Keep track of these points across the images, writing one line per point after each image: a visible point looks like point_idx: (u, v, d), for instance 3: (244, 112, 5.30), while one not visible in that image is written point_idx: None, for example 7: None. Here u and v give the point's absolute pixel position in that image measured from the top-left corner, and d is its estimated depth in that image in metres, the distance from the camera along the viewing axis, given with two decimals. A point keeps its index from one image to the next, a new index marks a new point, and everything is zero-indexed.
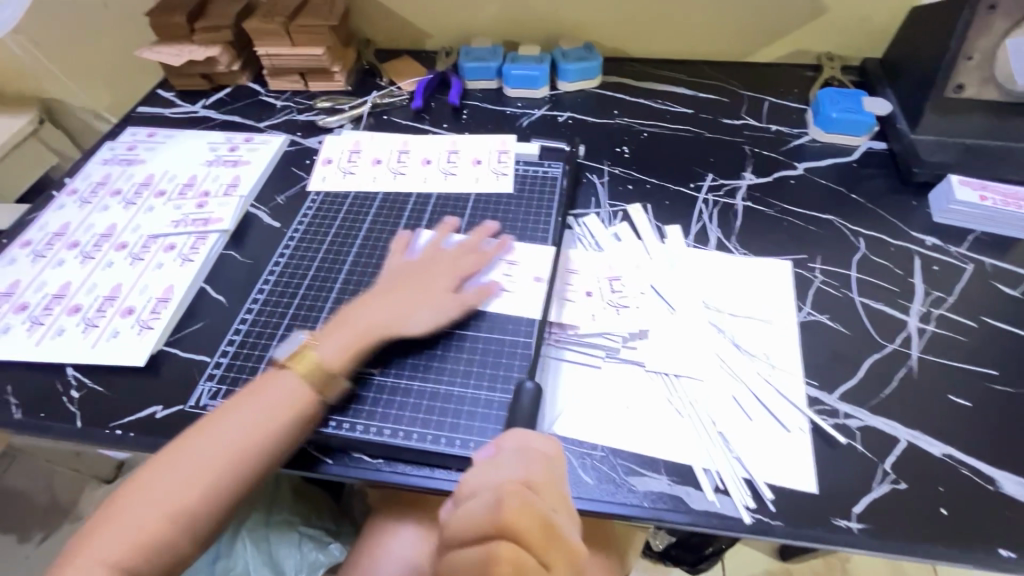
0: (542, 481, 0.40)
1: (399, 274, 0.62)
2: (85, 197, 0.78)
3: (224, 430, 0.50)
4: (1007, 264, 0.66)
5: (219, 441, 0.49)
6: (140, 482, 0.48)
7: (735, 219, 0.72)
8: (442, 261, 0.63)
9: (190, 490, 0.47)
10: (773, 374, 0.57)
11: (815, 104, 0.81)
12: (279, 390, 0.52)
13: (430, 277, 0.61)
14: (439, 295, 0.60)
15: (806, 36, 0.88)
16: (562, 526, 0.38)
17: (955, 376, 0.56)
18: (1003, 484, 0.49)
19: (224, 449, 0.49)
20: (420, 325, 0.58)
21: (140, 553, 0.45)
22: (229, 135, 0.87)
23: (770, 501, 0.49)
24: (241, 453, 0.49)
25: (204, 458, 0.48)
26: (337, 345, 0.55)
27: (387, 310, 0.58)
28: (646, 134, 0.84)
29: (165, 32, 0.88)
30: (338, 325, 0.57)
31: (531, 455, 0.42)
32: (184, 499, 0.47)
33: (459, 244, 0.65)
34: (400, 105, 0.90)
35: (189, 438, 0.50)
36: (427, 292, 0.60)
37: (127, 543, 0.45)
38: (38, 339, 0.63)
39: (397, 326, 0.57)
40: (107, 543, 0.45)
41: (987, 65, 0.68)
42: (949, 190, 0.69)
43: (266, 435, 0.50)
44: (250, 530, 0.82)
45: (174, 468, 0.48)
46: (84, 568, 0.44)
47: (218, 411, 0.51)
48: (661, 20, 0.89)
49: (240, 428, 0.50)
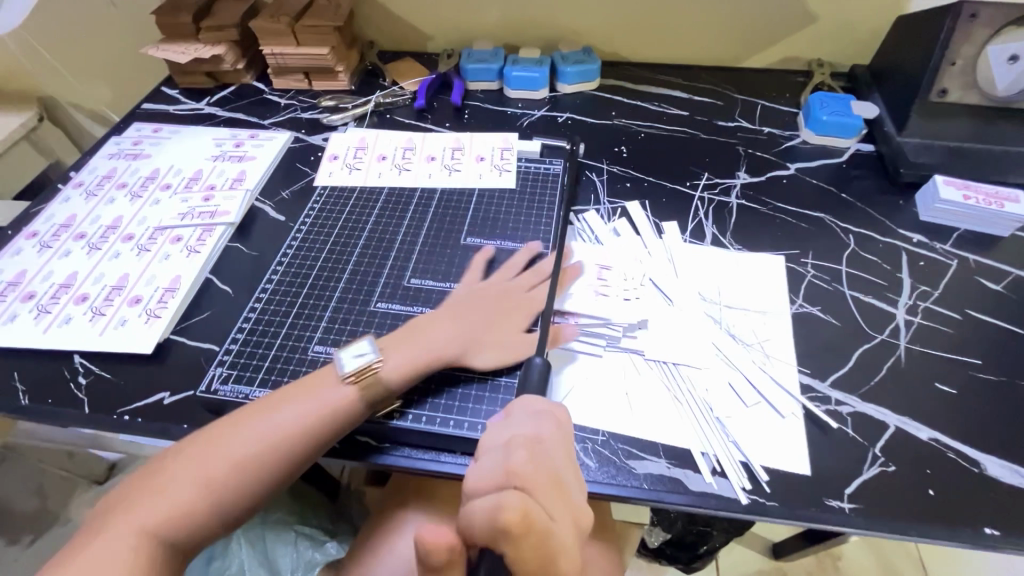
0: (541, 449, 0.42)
1: (472, 300, 0.62)
2: (91, 190, 0.79)
3: (284, 416, 0.51)
4: (989, 260, 0.68)
5: (261, 429, 0.50)
6: (187, 456, 0.49)
7: (730, 216, 0.74)
8: (517, 296, 0.63)
9: (236, 475, 0.48)
10: (768, 362, 0.59)
11: (806, 108, 0.84)
12: (328, 395, 0.53)
13: (506, 315, 0.61)
14: (512, 334, 0.59)
15: (797, 43, 0.91)
16: (569, 484, 0.40)
17: (941, 366, 0.59)
18: (987, 466, 0.52)
19: (273, 441, 0.49)
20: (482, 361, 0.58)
21: (177, 526, 0.46)
22: (235, 131, 0.88)
23: (766, 483, 0.51)
24: (295, 440, 0.50)
25: (253, 447, 0.49)
26: (399, 362, 0.55)
27: (455, 336, 0.58)
28: (644, 134, 0.86)
29: (171, 30, 0.90)
30: (401, 343, 0.56)
31: (546, 416, 0.44)
32: (229, 482, 0.48)
33: (535, 276, 0.65)
34: (402, 104, 0.92)
35: (241, 423, 0.50)
36: (501, 331, 0.60)
37: (166, 517, 0.45)
38: (45, 327, 0.64)
39: (462, 355, 0.57)
40: (146, 514, 0.45)
41: (970, 70, 0.71)
42: (934, 190, 0.71)
43: (322, 426, 0.51)
44: (245, 533, 0.84)
45: (225, 448, 0.49)
46: (120, 534, 0.44)
47: (267, 402, 0.52)
48: (658, 25, 0.92)
49: (293, 424, 0.51)
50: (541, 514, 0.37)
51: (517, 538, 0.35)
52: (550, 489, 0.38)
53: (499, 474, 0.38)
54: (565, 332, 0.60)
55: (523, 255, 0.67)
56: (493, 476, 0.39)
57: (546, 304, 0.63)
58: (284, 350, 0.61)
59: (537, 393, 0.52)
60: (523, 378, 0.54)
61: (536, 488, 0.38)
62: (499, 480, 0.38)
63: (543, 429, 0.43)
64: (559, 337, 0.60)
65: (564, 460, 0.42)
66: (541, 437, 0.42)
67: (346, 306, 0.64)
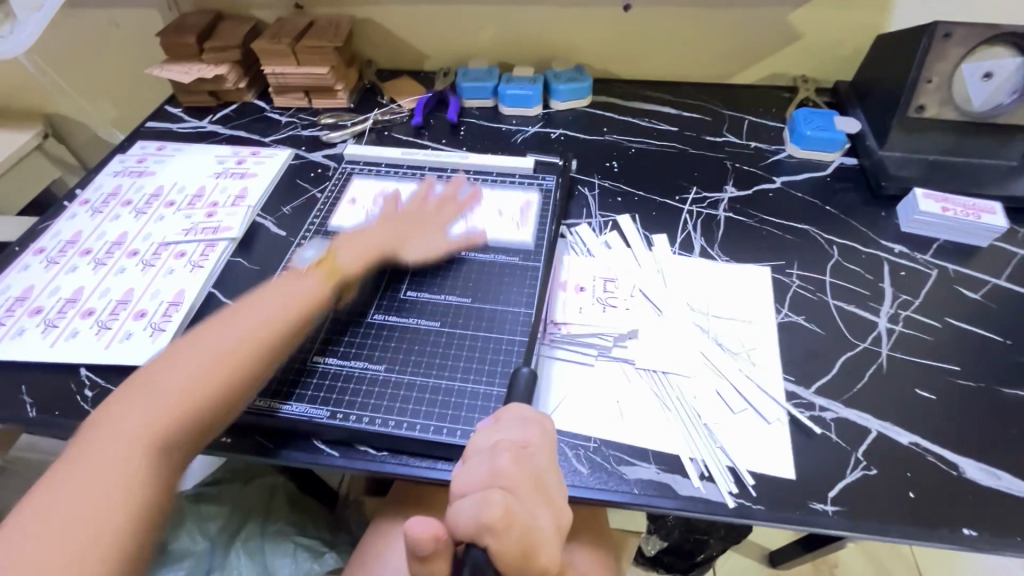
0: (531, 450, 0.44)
1: (395, 271, 0.67)
2: (97, 207, 0.81)
3: (226, 337, 0.56)
4: (968, 270, 0.71)
5: (205, 347, 0.55)
6: (105, 424, 0.49)
7: (718, 228, 0.76)
8: (433, 257, 0.69)
9: (166, 422, 0.50)
10: (754, 369, 0.61)
11: (791, 123, 0.87)
12: (227, 331, 0.56)
13: (428, 271, 0.67)
14: (439, 287, 0.65)
15: (781, 60, 0.94)
16: (552, 485, 0.42)
17: (921, 372, 0.61)
18: (965, 469, 0.53)
19: (197, 381, 0.52)
20: (413, 253, 0.70)
21: (129, 486, 0.46)
22: (237, 148, 0.90)
23: (752, 486, 0.53)
24: (239, 353, 0.55)
25: (177, 394, 0.51)
26: (337, 279, 0.65)
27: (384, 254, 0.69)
28: (634, 149, 0.89)
29: (176, 51, 0.93)
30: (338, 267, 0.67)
31: (533, 423, 0.47)
32: (159, 432, 0.49)
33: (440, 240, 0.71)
34: (400, 121, 0.95)
35: (152, 380, 0.52)
36: (428, 282, 0.66)
37: (111, 481, 0.45)
38: (53, 340, 0.65)
39: (393, 255, 0.69)
40: (104, 449, 0.47)
41: (945, 87, 0.75)
42: (914, 202, 0.74)
43: (263, 334, 0.57)
44: (244, 543, 0.84)
45: (147, 404, 0.50)
46: (72, 506, 0.43)
47: (173, 351, 0.54)
48: (647, 44, 0.95)
49: (204, 361, 0.54)
50: (525, 513, 0.38)
51: (500, 532, 0.36)
52: (534, 490, 0.40)
53: (485, 474, 0.40)
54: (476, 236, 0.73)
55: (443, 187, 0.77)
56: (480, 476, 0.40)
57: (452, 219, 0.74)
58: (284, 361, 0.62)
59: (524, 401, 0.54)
60: (510, 389, 0.56)
61: (520, 489, 0.40)
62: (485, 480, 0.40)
63: (531, 435, 0.45)
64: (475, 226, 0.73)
65: (549, 464, 0.44)
66: (529, 443, 0.44)
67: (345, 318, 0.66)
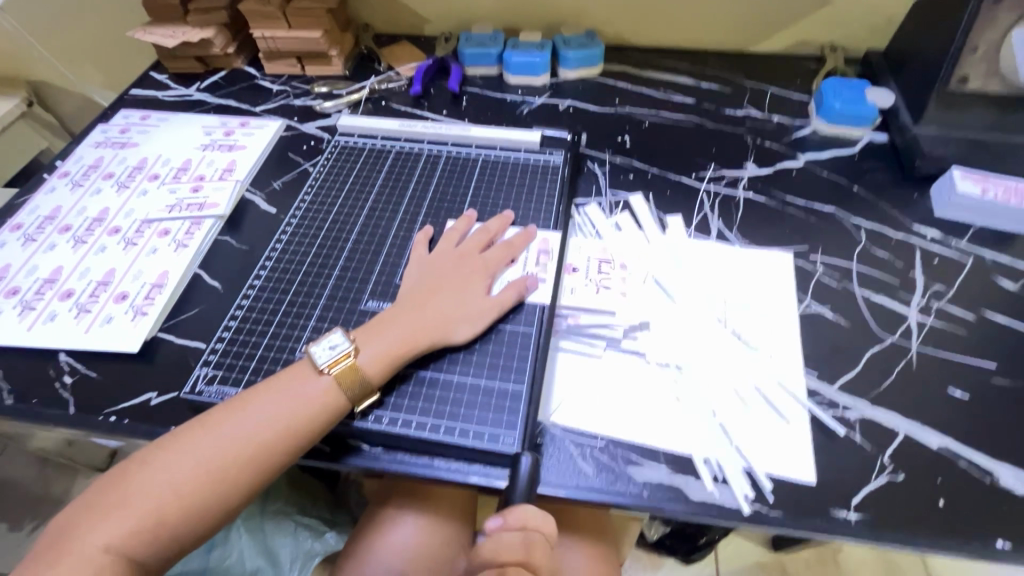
0: (539, 557, 0.45)
1: (430, 278, 0.60)
2: (77, 181, 0.77)
3: (249, 423, 0.49)
4: (1006, 257, 0.66)
5: (229, 432, 0.48)
6: (151, 468, 0.47)
7: (736, 210, 0.71)
8: (473, 260, 0.62)
9: (202, 484, 0.46)
10: (773, 363, 0.57)
11: (818, 95, 0.81)
12: (305, 389, 0.51)
13: (463, 281, 0.60)
14: (475, 298, 0.59)
15: (810, 26, 0.87)
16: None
17: (953, 369, 0.56)
18: (1000, 476, 0.50)
19: (244, 449, 0.48)
20: (462, 325, 0.57)
21: (144, 542, 0.44)
22: (225, 118, 0.85)
23: (769, 492, 0.49)
24: (259, 451, 0.48)
25: (221, 453, 0.47)
26: (377, 351, 0.53)
27: (431, 318, 0.56)
28: (648, 123, 0.83)
29: (158, 12, 0.86)
30: (379, 331, 0.55)
31: (536, 537, 0.45)
32: (194, 494, 0.46)
33: (485, 237, 0.65)
34: (398, 90, 0.89)
35: (214, 426, 0.49)
36: (466, 297, 0.58)
37: (132, 531, 0.44)
38: (29, 324, 0.62)
39: (441, 336, 0.56)
40: (110, 529, 0.44)
41: (992, 58, 0.68)
42: (951, 184, 0.68)
43: (285, 439, 0.49)
44: (244, 520, 0.81)
45: (187, 457, 0.47)
46: (89, 551, 0.43)
47: (251, 399, 0.50)
48: (664, 8, 0.88)
49: (233, 440, 0.48)
50: None
51: None
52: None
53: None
54: (527, 283, 0.60)
55: (495, 224, 0.66)
56: None
57: (499, 268, 0.62)
58: (271, 350, 0.59)
59: None
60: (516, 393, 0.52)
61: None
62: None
63: (533, 552, 0.45)
64: (523, 290, 0.59)
65: (546, 568, 0.46)
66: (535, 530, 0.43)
67: (336, 305, 0.62)
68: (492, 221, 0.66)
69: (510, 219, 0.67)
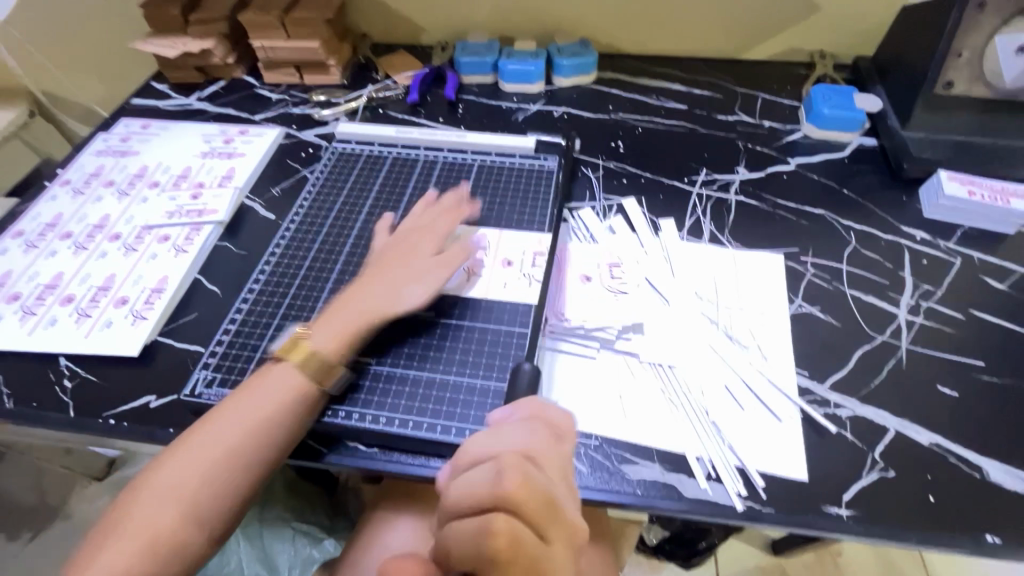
0: (542, 456, 0.40)
1: (376, 258, 0.62)
2: (78, 189, 0.78)
3: (227, 425, 0.49)
4: (994, 258, 0.67)
5: (211, 437, 0.49)
6: (148, 486, 0.47)
7: (728, 213, 0.72)
8: (415, 236, 0.64)
9: (200, 489, 0.47)
10: (765, 362, 0.58)
11: (807, 101, 0.82)
12: (275, 382, 0.52)
13: (414, 258, 0.61)
14: (419, 267, 0.60)
15: (799, 34, 0.89)
16: (564, 502, 0.38)
17: (943, 367, 0.57)
18: (989, 471, 0.50)
19: (230, 447, 0.48)
20: (413, 297, 0.58)
21: (153, 557, 0.44)
22: (224, 127, 0.86)
23: (762, 489, 0.50)
24: (244, 445, 0.49)
25: (211, 458, 0.48)
26: (328, 333, 0.55)
27: (377, 291, 0.58)
28: (641, 129, 0.84)
29: (159, 23, 0.88)
30: (327, 317, 0.57)
31: (539, 426, 0.43)
32: (193, 499, 0.46)
33: (423, 219, 0.66)
34: (395, 98, 0.90)
35: (196, 435, 0.49)
36: (408, 268, 0.60)
37: (139, 550, 0.44)
38: (30, 329, 0.63)
39: (391, 308, 0.57)
40: (117, 551, 0.43)
41: (976, 61, 0.69)
42: (939, 186, 0.69)
43: (266, 430, 0.50)
44: (243, 527, 0.82)
45: (180, 468, 0.47)
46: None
47: (234, 399, 0.51)
48: (656, 16, 0.90)
49: (217, 442, 0.48)
50: (534, 539, 0.35)
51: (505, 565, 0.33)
52: (547, 511, 0.36)
53: (489, 495, 0.36)
54: (462, 251, 0.62)
55: (433, 207, 0.68)
56: (480, 494, 0.36)
57: (441, 241, 0.64)
58: (270, 352, 0.59)
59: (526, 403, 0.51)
60: (511, 392, 0.52)
61: (527, 510, 0.35)
62: (486, 501, 0.36)
63: (535, 442, 0.41)
64: (460, 255, 0.62)
65: (556, 477, 0.39)
66: (533, 452, 0.40)
67: None
68: (424, 208, 0.68)
69: (472, 212, 0.69)
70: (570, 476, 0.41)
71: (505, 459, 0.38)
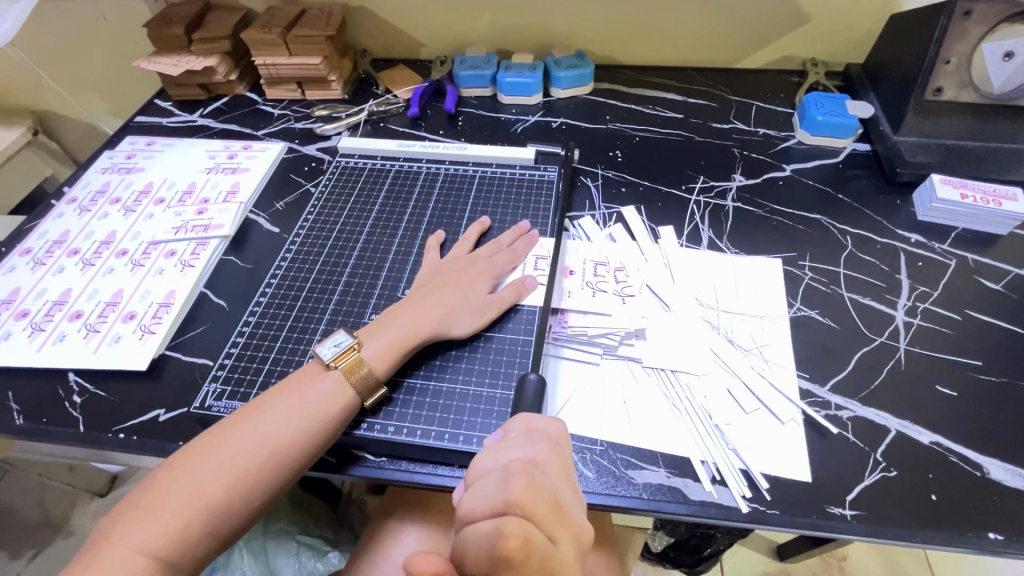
0: (547, 462, 0.41)
1: (437, 276, 0.63)
2: (85, 206, 0.79)
3: (269, 423, 0.50)
4: (988, 259, 0.68)
5: (251, 433, 0.49)
6: (180, 472, 0.47)
7: (726, 219, 0.74)
8: (478, 262, 0.64)
9: (229, 483, 0.47)
10: (766, 366, 0.59)
11: (801, 108, 0.84)
12: (319, 387, 0.53)
13: (469, 277, 0.62)
14: (478, 295, 0.61)
15: (791, 43, 0.91)
16: (567, 504, 0.39)
17: (941, 368, 0.58)
18: (990, 469, 0.51)
19: (267, 446, 0.49)
20: (462, 321, 0.59)
21: (177, 543, 0.45)
22: (228, 143, 0.87)
23: (766, 491, 0.50)
24: (281, 447, 0.49)
25: (247, 452, 0.49)
26: (381, 346, 0.56)
27: (431, 310, 0.58)
28: (639, 138, 0.86)
29: (163, 42, 0.89)
30: (382, 327, 0.57)
31: (539, 437, 0.43)
32: (223, 491, 0.47)
33: (494, 245, 0.67)
34: (396, 112, 0.92)
35: (236, 428, 0.50)
36: (467, 293, 0.61)
37: (165, 533, 0.45)
38: (39, 345, 0.63)
39: (442, 327, 0.58)
40: (144, 532, 0.44)
41: (964, 69, 0.70)
42: (931, 190, 0.71)
43: (304, 435, 0.50)
44: (247, 542, 0.81)
45: (215, 459, 0.48)
46: (121, 555, 0.43)
47: (272, 398, 0.52)
48: (650, 28, 0.92)
49: (255, 440, 0.49)
50: (542, 538, 0.36)
51: (517, 566, 0.34)
52: (551, 513, 0.37)
53: (498, 500, 0.36)
54: (526, 284, 0.63)
55: (508, 235, 0.68)
56: (493, 500, 0.37)
57: (504, 271, 0.64)
58: (278, 364, 0.60)
59: (532, 411, 0.51)
60: (517, 401, 0.53)
61: (537, 515, 0.36)
62: (498, 507, 0.36)
63: (539, 452, 0.42)
64: (522, 289, 0.62)
65: (560, 482, 0.40)
66: (538, 461, 0.41)
67: (341, 319, 0.64)
68: (505, 232, 0.69)
69: (526, 228, 0.69)
70: (574, 480, 0.42)
71: (512, 465, 0.38)
